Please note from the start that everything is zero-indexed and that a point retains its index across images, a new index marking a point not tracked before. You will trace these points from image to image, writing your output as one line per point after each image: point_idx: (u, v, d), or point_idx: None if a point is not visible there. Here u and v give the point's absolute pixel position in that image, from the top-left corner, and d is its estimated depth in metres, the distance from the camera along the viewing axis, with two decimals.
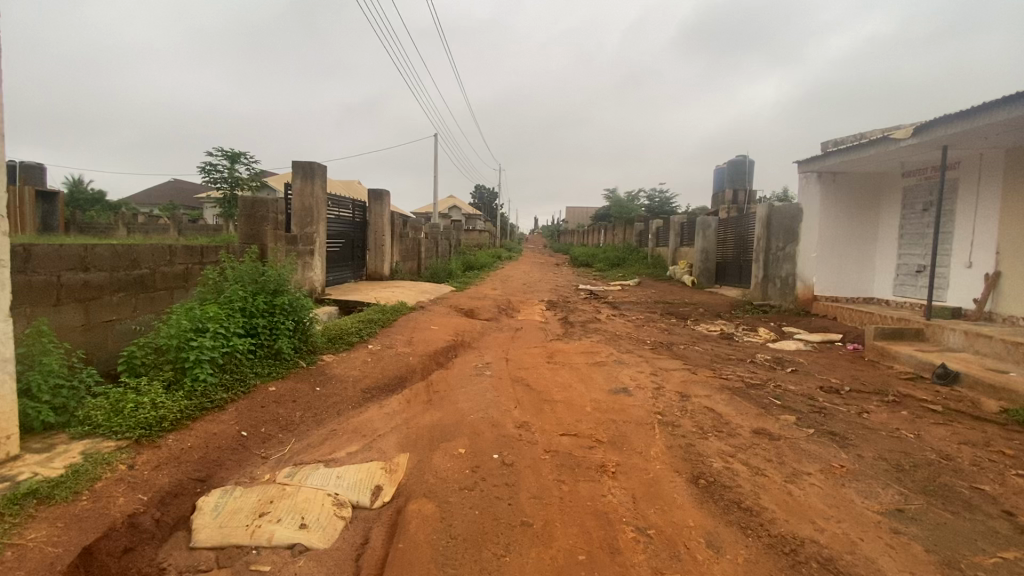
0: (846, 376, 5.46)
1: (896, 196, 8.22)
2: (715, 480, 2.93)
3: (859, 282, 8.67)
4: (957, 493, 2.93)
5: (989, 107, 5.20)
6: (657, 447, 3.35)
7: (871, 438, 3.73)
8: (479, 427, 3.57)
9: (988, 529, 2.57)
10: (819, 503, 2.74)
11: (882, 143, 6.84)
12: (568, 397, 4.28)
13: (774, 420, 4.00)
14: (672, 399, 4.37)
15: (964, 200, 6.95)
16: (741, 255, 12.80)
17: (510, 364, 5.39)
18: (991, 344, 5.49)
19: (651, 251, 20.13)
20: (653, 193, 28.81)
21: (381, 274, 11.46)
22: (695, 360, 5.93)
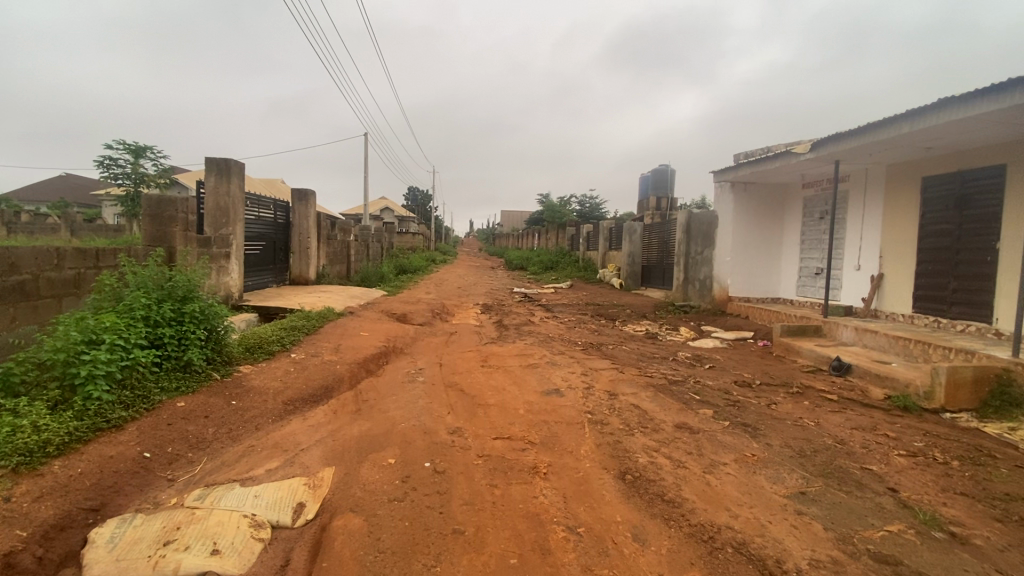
0: (757, 370, 5.91)
1: (797, 205, 9.01)
2: (640, 475, 3.05)
3: (767, 282, 9.41)
4: (850, 474, 3.25)
5: (873, 127, 5.84)
6: (587, 446, 3.44)
7: (778, 427, 4.06)
8: (410, 435, 3.49)
9: (876, 505, 2.87)
10: (733, 491, 2.93)
11: (785, 157, 7.48)
12: (501, 401, 4.29)
13: (694, 414, 4.24)
14: (601, 398, 4.51)
15: (853, 209, 7.76)
16: (664, 258, 13.48)
17: (443, 369, 5.32)
18: (877, 339, 6.15)
19: (582, 255, 20.67)
20: (584, 199, 29.48)
21: (307, 279, 10.93)
22: (623, 359, 6.17)
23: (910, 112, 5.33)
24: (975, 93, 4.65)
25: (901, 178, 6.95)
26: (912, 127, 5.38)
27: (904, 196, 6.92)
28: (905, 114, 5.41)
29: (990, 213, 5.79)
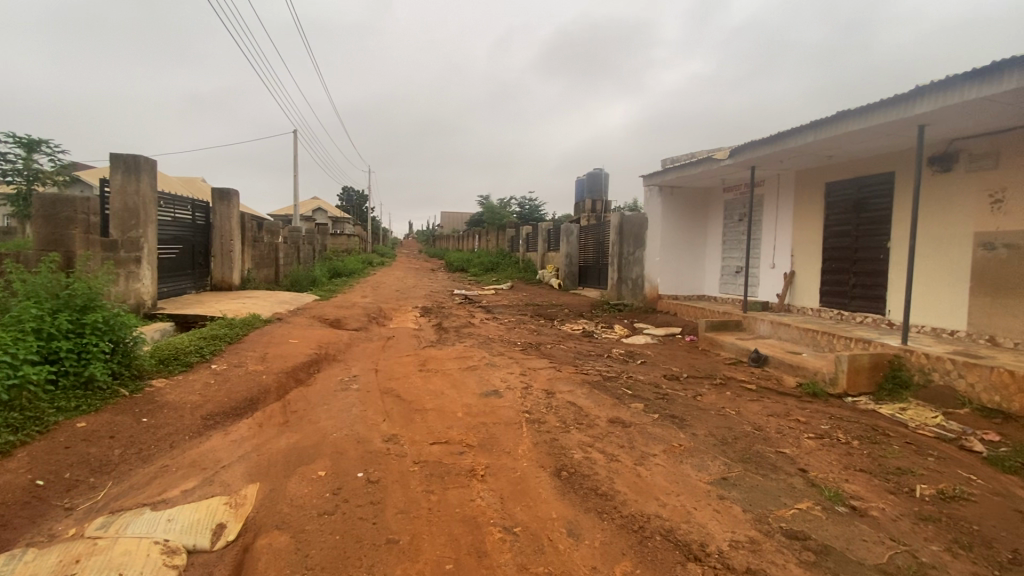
0: (685, 364, 6.23)
1: (719, 207, 9.58)
2: (575, 471, 3.12)
3: (694, 281, 9.94)
4: (766, 458, 3.49)
5: (784, 135, 6.33)
6: (524, 445, 3.47)
7: (703, 417, 4.30)
8: (343, 445, 3.37)
9: (789, 485, 3.11)
10: (662, 480, 3.07)
11: (707, 162, 7.94)
12: (439, 405, 4.24)
13: (626, 408, 4.40)
14: (539, 397, 4.57)
15: (768, 212, 8.38)
16: (600, 259, 13.89)
17: (379, 375, 5.18)
18: (789, 331, 6.66)
19: (522, 257, 20.86)
20: (523, 201, 29.76)
21: (230, 284, 10.27)
22: (560, 357, 6.29)
23: (814, 122, 5.83)
24: (867, 106, 5.16)
25: (809, 184, 7.57)
26: (815, 136, 5.88)
27: (811, 200, 7.54)
28: (810, 124, 5.91)
29: (881, 215, 6.45)
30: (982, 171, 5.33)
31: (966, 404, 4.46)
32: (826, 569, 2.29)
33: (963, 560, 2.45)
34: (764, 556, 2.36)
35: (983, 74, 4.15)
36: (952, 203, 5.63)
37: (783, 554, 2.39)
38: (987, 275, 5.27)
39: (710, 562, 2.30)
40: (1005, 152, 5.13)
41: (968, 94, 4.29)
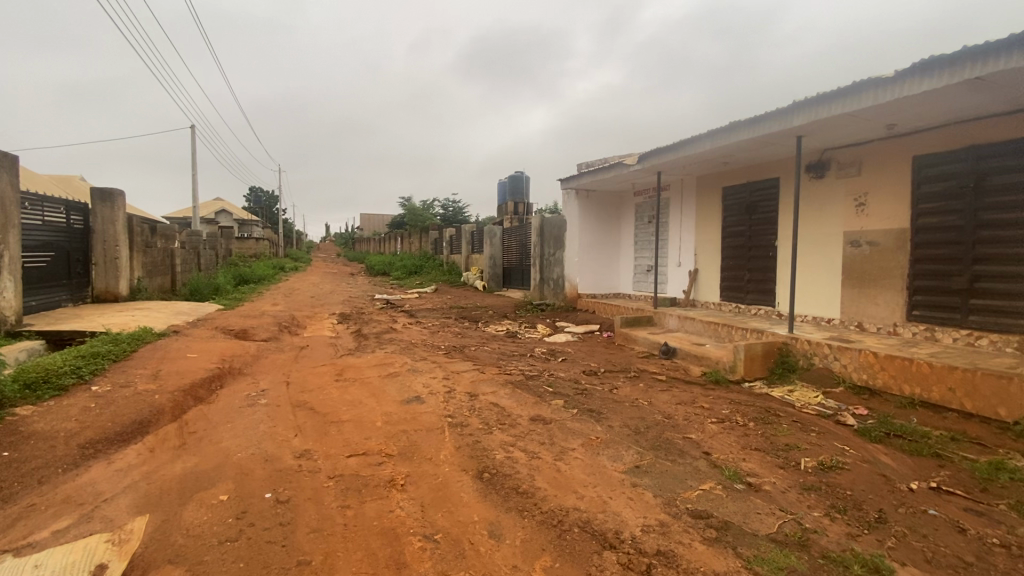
0: (603, 360, 6.50)
1: (631, 210, 10.10)
2: (497, 471, 3.14)
3: (610, 279, 10.39)
4: (675, 444, 3.73)
5: (684, 143, 6.80)
6: (446, 450, 3.44)
7: (619, 409, 4.51)
8: (249, 465, 3.15)
9: (694, 468, 3.35)
10: (581, 473, 3.18)
11: (618, 168, 8.34)
12: (357, 415, 4.08)
13: (547, 405, 4.50)
14: (461, 400, 4.54)
15: (673, 214, 8.96)
16: (523, 260, 14.10)
17: (291, 388, 4.89)
18: (694, 324, 7.17)
19: (446, 260, 20.66)
20: (446, 202, 29.47)
21: (116, 294, 9.22)
22: (483, 359, 6.29)
23: (710, 132, 6.31)
24: (755, 118, 5.68)
25: (708, 189, 8.20)
26: (712, 144, 6.38)
27: (710, 203, 8.17)
28: (707, 133, 6.40)
29: (770, 216, 7.13)
30: (848, 178, 6.07)
31: (841, 383, 5.05)
32: (726, 543, 2.49)
33: (838, 523, 2.77)
34: (672, 537, 2.52)
35: (846, 94, 4.73)
36: (825, 205, 6.35)
37: (689, 533, 2.56)
38: (855, 269, 6.01)
39: (624, 548, 2.41)
40: (865, 162, 5.88)
41: (835, 110, 4.86)
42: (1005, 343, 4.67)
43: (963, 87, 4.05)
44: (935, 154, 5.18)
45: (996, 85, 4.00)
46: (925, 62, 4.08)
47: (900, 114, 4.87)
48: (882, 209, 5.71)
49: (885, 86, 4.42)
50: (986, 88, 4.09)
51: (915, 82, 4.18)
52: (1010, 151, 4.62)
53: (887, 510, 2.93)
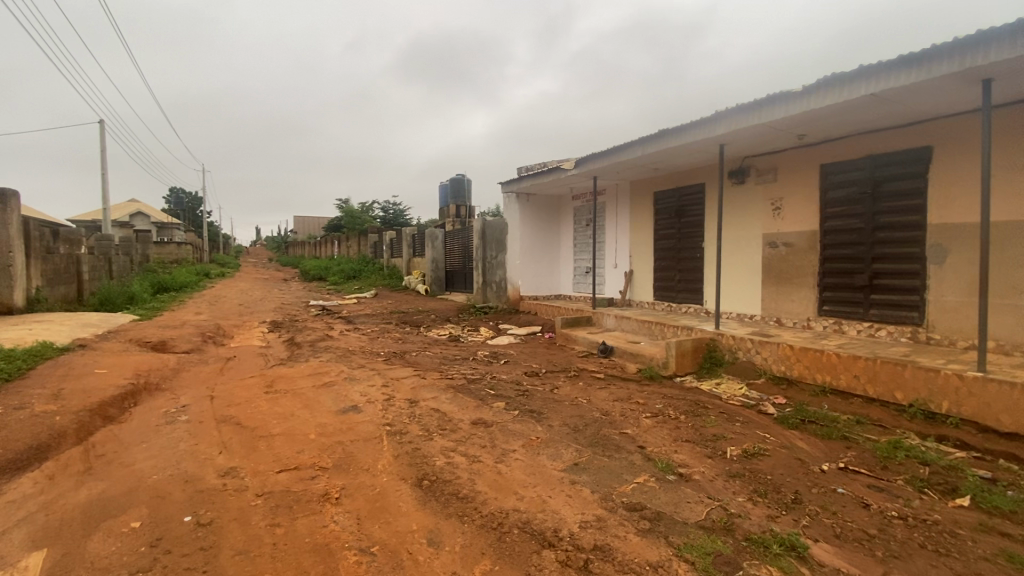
0: (544, 361, 6.59)
1: (569, 213, 10.33)
2: (437, 478, 3.10)
3: (550, 281, 10.56)
4: (612, 440, 3.85)
5: (618, 149, 7.04)
6: (384, 459, 3.35)
7: (559, 408, 4.59)
8: (167, 488, 2.92)
9: (629, 462, 3.47)
10: (521, 474, 3.20)
11: (556, 172, 8.50)
12: (289, 428, 3.89)
13: (489, 408, 4.50)
14: (401, 407, 4.45)
15: (610, 217, 9.24)
16: (465, 264, 14.04)
17: (216, 402, 4.59)
18: (630, 323, 7.42)
19: (386, 263, 20.18)
20: (387, 205, 28.83)
21: (10, 306, 8.28)
22: (425, 365, 6.19)
23: (641, 138, 6.57)
24: (682, 126, 5.97)
25: (641, 193, 8.54)
26: (644, 150, 6.64)
27: (643, 207, 8.51)
28: (638, 139, 6.65)
29: (698, 219, 7.52)
30: (766, 184, 6.52)
31: (762, 374, 5.42)
32: (659, 533, 2.60)
33: (760, 506, 2.97)
34: (608, 531, 2.60)
35: (762, 105, 5.08)
36: (746, 209, 6.79)
37: (624, 526, 2.65)
38: (773, 268, 6.46)
39: (562, 546, 2.45)
40: (780, 169, 6.34)
41: (753, 120, 5.21)
42: (900, 334, 5.18)
43: (861, 101, 4.47)
44: (839, 163, 5.68)
45: (888, 100, 4.44)
46: (829, 78, 4.46)
47: (809, 126, 5.30)
48: (796, 212, 6.18)
49: (794, 99, 4.80)
50: (880, 104, 4.54)
51: (820, 96, 4.57)
52: (900, 160, 5.14)
53: (803, 491, 3.17)
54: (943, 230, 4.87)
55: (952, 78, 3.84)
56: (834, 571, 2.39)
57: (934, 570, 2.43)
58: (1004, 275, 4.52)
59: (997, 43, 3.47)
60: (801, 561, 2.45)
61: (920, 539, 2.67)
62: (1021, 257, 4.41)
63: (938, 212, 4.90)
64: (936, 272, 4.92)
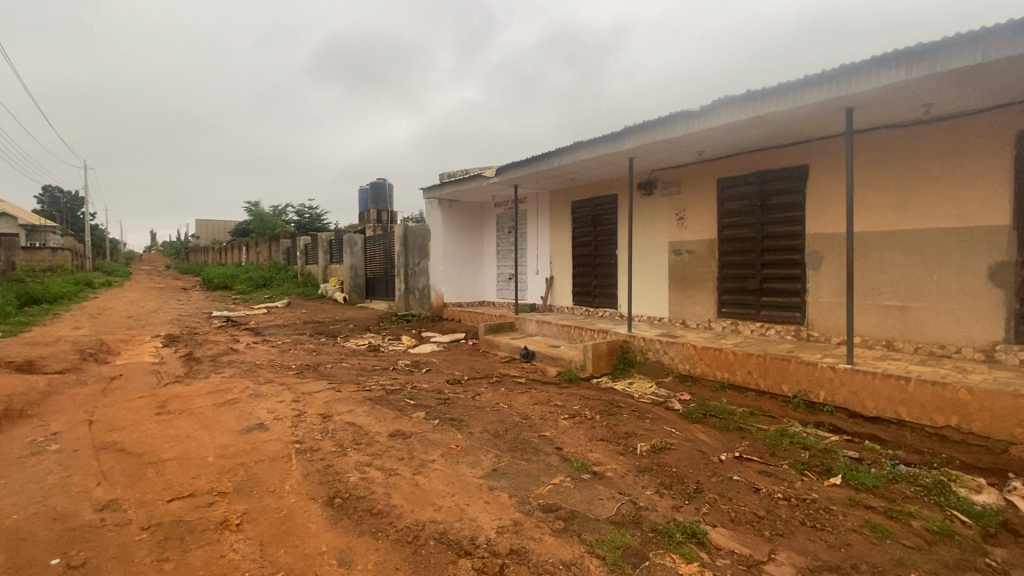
0: (466, 368, 6.57)
1: (491, 220, 10.42)
2: (350, 495, 2.98)
3: (473, 288, 10.57)
4: (531, 443, 3.92)
5: (537, 158, 7.21)
6: (292, 479, 3.17)
7: (479, 415, 4.59)
8: (30, 528, 2.56)
9: (547, 464, 3.55)
10: (439, 484, 3.17)
11: (478, 179, 8.55)
12: (183, 452, 3.56)
13: (407, 419, 4.41)
14: (313, 423, 4.23)
15: (530, 224, 9.44)
16: (386, 271, 13.69)
17: (95, 428, 4.10)
18: (551, 328, 7.62)
19: (301, 270, 19.14)
20: (303, 208, 27.37)
21: None
22: (341, 377, 5.93)
23: (558, 149, 6.78)
24: (595, 140, 6.25)
25: (560, 202, 8.81)
26: (560, 161, 6.86)
27: (562, 215, 8.78)
28: (556, 150, 6.86)
29: (612, 228, 7.89)
30: (671, 195, 6.99)
31: (670, 373, 5.79)
32: (573, 532, 2.68)
33: (666, 498, 3.16)
34: (525, 534, 2.64)
35: (665, 122, 5.45)
36: (654, 219, 7.23)
37: (540, 528, 2.71)
38: (678, 274, 6.93)
39: (479, 553, 2.45)
40: (683, 183, 6.83)
41: (658, 136, 5.57)
42: (785, 332, 5.77)
43: (750, 122, 4.94)
44: (733, 178, 6.22)
45: (772, 123, 4.94)
46: (722, 100, 4.88)
47: (707, 143, 5.76)
48: (697, 222, 6.68)
49: (693, 118, 5.19)
50: (765, 125, 5.04)
51: (715, 116, 4.99)
52: (783, 177, 5.75)
53: (703, 481, 3.42)
54: (819, 239, 5.49)
55: (821, 104, 4.36)
56: (728, 553, 2.60)
57: (812, 544, 2.72)
58: (866, 279, 5.18)
59: (856, 76, 4.00)
60: (701, 547, 2.63)
61: (801, 517, 2.98)
62: (879, 263, 5.08)
63: (814, 223, 5.52)
64: (813, 276, 5.53)
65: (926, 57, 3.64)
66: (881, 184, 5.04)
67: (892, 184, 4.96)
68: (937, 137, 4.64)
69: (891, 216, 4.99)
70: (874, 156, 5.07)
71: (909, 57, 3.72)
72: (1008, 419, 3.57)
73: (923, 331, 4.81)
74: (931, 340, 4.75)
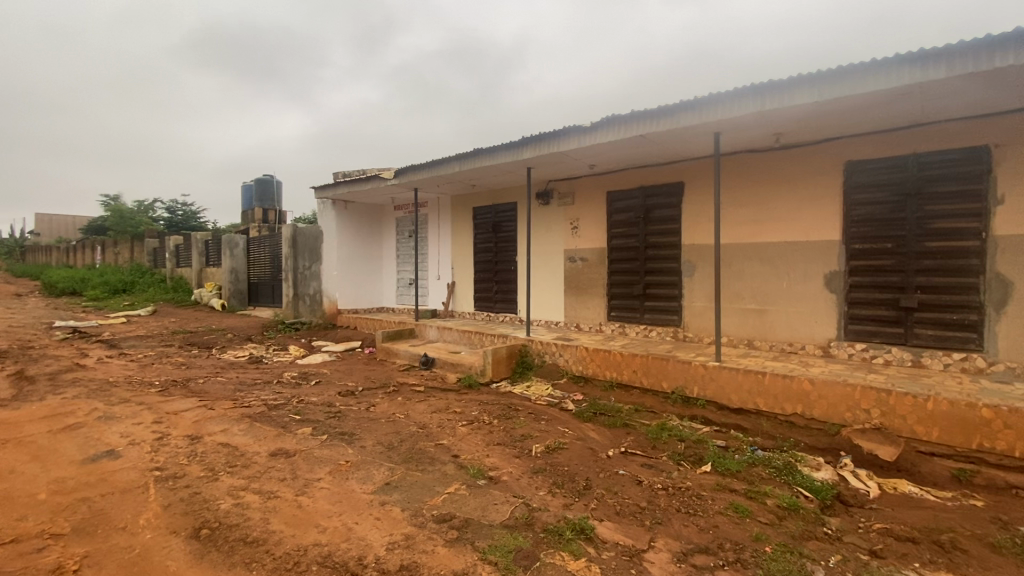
0: (360, 377, 6.29)
1: (390, 224, 10.12)
2: (220, 524, 2.69)
3: (371, 293, 10.16)
4: (426, 453, 3.84)
5: (436, 163, 7.14)
6: (149, 512, 2.80)
7: (373, 427, 4.41)
8: None
9: (443, 473, 3.50)
10: (325, 504, 2.97)
11: (376, 180, 8.24)
12: (4, 491, 2.98)
13: (291, 436, 4.10)
14: (178, 446, 3.77)
15: (431, 229, 9.33)
16: (273, 275, 12.71)
17: None
18: (452, 334, 7.55)
19: (171, 274, 17.10)
20: (173, 204, 24.48)
21: None
22: (214, 393, 5.34)
23: (458, 154, 6.77)
24: (494, 147, 6.33)
25: (461, 208, 8.80)
26: (460, 166, 6.85)
27: (462, 221, 8.78)
28: (456, 155, 6.84)
29: (511, 235, 8.05)
30: (566, 205, 7.30)
31: (565, 374, 6.02)
32: (466, 540, 2.66)
33: (558, 497, 3.27)
34: (417, 547, 2.57)
35: (558, 136, 5.69)
36: (551, 227, 7.50)
37: (433, 540, 2.65)
38: (573, 280, 7.24)
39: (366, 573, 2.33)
40: (577, 194, 7.17)
41: (553, 148, 5.78)
42: (666, 333, 6.28)
43: (634, 140, 5.32)
44: (620, 192, 6.65)
45: (653, 142, 5.37)
46: (610, 119, 5.21)
47: (597, 158, 6.10)
48: (589, 231, 7.04)
49: (584, 133, 5.47)
50: (647, 144, 5.46)
51: (604, 132, 5.31)
52: (663, 192, 6.26)
53: (593, 477, 3.59)
54: (693, 249, 6.06)
55: (694, 128, 4.83)
56: (613, 545, 2.74)
57: (686, 528, 2.96)
58: (731, 286, 5.81)
59: (722, 105, 4.49)
60: (589, 542, 2.75)
61: (677, 504, 3.24)
62: (741, 271, 5.72)
63: (688, 235, 6.09)
64: (688, 282, 6.09)
65: (776, 92, 4.20)
66: (742, 202, 5.70)
67: (751, 202, 5.62)
68: (786, 163, 5.36)
69: (750, 231, 5.65)
70: (737, 177, 5.71)
71: (764, 92, 4.25)
72: (838, 405, 4.19)
73: (776, 331, 5.50)
74: (782, 339, 5.45)
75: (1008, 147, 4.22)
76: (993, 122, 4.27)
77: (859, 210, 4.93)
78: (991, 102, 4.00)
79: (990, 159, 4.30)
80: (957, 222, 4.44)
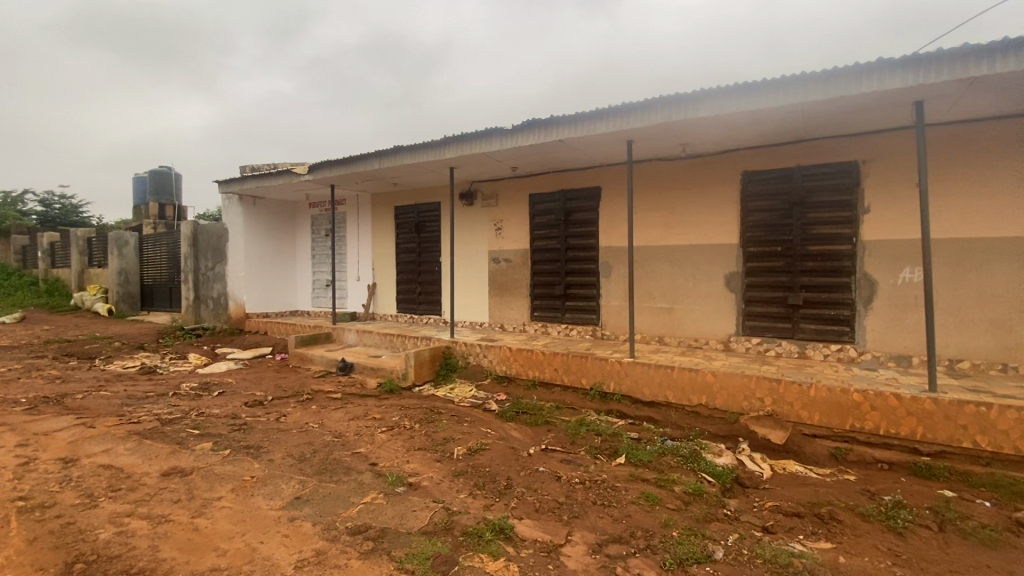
0: (270, 386, 5.91)
1: (305, 222, 9.61)
2: (99, 556, 2.40)
3: (284, 296, 9.58)
4: (342, 463, 3.68)
5: (354, 160, 6.87)
6: (7, 549, 2.43)
7: (283, 438, 4.16)
8: None
9: (359, 483, 3.37)
10: (226, 525, 2.76)
11: (288, 176, 7.78)
12: None
13: (188, 453, 3.76)
14: (47, 472, 3.32)
15: (350, 228, 8.98)
16: (171, 276, 11.61)
17: None
18: (372, 337, 7.31)
19: (44, 275, 15.05)
20: (48, 196, 21.59)
21: None
22: (96, 410, 4.77)
23: (377, 152, 6.57)
24: (414, 146, 6.21)
25: (381, 207, 8.55)
26: (380, 164, 6.65)
27: (384, 220, 8.54)
28: (375, 153, 6.63)
29: (434, 235, 7.95)
30: (489, 206, 7.33)
31: (488, 375, 6.04)
32: (382, 550, 2.58)
33: (478, 498, 3.27)
34: (328, 563, 2.45)
35: (480, 137, 5.69)
36: (474, 228, 7.49)
37: (346, 553, 2.54)
38: (496, 281, 7.29)
39: None
40: (500, 195, 7.22)
41: (474, 149, 5.77)
42: (585, 332, 6.49)
43: (553, 145, 5.46)
44: (541, 194, 6.79)
45: (571, 147, 5.54)
46: (529, 122, 5.29)
47: (518, 161, 6.19)
48: (512, 232, 7.12)
49: (504, 135, 5.52)
50: (565, 148, 5.62)
51: (525, 135, 5.38)
52: (581, 195, 6.47)
53: (513, 476, 3.63)
54: (610, 251, 6.32)
55: (608, 135, 5.03)
56: (531, 542, 2.79)
57: (601, 520, 3.08)
58: (644, 286, 6.13)
59: (633, 114, 4.73)
60: (508, 541, 2.77)
61: (593, 497, 3.36)
62: (653, 272, 6.05)
63: (605, 238, 6.34)
64: (605, 282, 6.34)
65: (680, 104, 4.49)
66: (653, 207, 6.03)
67: (661, 207, 5.96)
68: (691, 170, 5.74)
69: (661, 234, 5.99)
70: (648, 183, 6.03)
71: (670, 104, 4.53)
72: (737, 396, 4.55)
73: (684, 328, 5.88)
74: (690, 336, 5.83)
75: (873, 162, 4.81)
76: (860, 140, 4.85)
77: (753, 216, 5.39)
78: (858, 122, 4.55)
79: (858, 173, 4.88)
80: (834, 228, 4.99)
